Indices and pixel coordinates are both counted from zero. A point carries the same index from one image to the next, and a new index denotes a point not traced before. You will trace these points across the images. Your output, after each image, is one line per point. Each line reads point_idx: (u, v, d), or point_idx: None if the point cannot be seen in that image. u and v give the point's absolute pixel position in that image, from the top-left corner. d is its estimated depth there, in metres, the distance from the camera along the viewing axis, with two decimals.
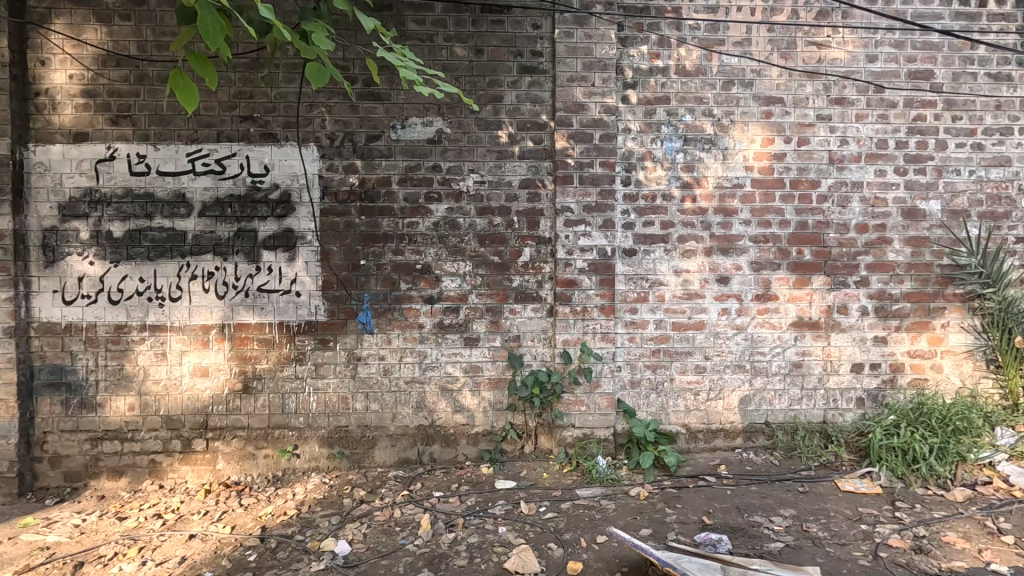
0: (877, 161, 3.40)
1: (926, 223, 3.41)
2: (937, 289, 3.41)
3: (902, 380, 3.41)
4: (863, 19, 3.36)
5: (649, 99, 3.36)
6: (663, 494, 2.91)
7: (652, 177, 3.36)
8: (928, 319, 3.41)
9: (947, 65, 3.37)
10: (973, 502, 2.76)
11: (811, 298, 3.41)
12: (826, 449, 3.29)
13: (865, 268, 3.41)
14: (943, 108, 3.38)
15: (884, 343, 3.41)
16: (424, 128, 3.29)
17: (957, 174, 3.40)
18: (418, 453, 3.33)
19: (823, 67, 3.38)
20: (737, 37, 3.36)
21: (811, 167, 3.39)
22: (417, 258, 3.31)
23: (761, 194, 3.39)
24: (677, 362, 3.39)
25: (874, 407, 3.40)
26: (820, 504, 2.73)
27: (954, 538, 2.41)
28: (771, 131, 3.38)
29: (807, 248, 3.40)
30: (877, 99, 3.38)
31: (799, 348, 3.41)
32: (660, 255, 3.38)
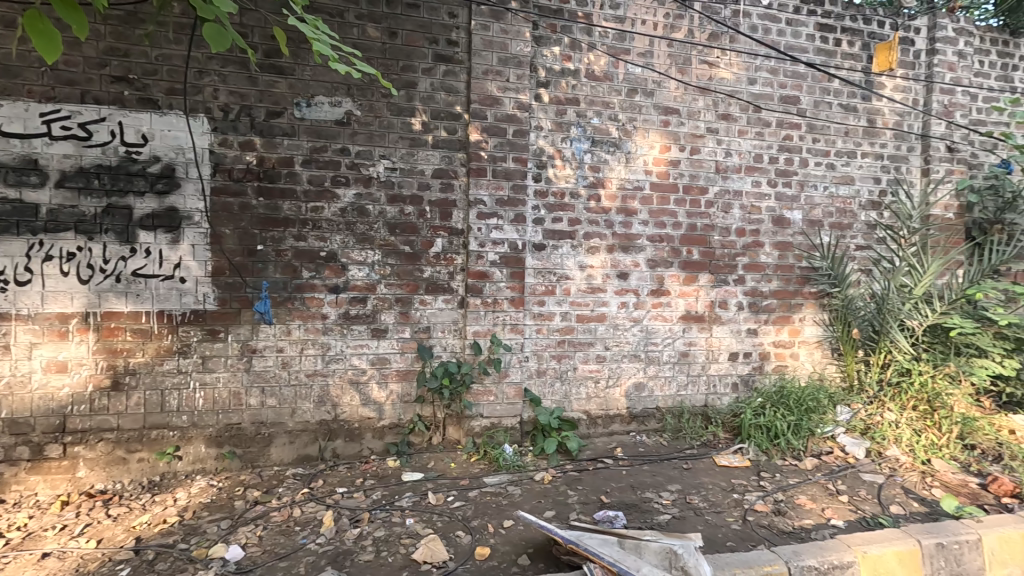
0: (754, 173, 3.82)
1: (790, 230, 3.91)
2: (797, 288, 3.94)
3: (768, 366, 3.89)
4: (746, 44, 3.75)
5: (560, 99, 3.48)
6: (565, 477, 3.07)
7: (562, 175, 3.50)
8: (790, 314, 3.93)
9: (810, 93, 3.89)
10: (819, 469, 3.22)
11: (698, 294, 3.77)
12: (706, 429, 3.66)
13: (742, 268, 3.83)
14: (806, 130, 3.90)
15: (755, 334, 3.87)
16: (332, 108, 3.12)
17: (815, 188, 3.94)
18: (319, 449, 3.19)
19: (713, 84, 3.73)
20: (641, 49, 3.59)
21: (700, 175, 3.73)
22: (322, 245, 3.15)
23: (658, 197, 3.67)
24: (581, 352, 3.57)
25: (746, 391, 3.85)
26: (700, 479, 3.04)
27: (804, 500, 2.79)
28: (668, 139, 3.67)
29: (695, 248, 3.75)
30: (756, 118, 3.81)
31: (686, 339, 3.75)
32: (567, 250, 3.53)
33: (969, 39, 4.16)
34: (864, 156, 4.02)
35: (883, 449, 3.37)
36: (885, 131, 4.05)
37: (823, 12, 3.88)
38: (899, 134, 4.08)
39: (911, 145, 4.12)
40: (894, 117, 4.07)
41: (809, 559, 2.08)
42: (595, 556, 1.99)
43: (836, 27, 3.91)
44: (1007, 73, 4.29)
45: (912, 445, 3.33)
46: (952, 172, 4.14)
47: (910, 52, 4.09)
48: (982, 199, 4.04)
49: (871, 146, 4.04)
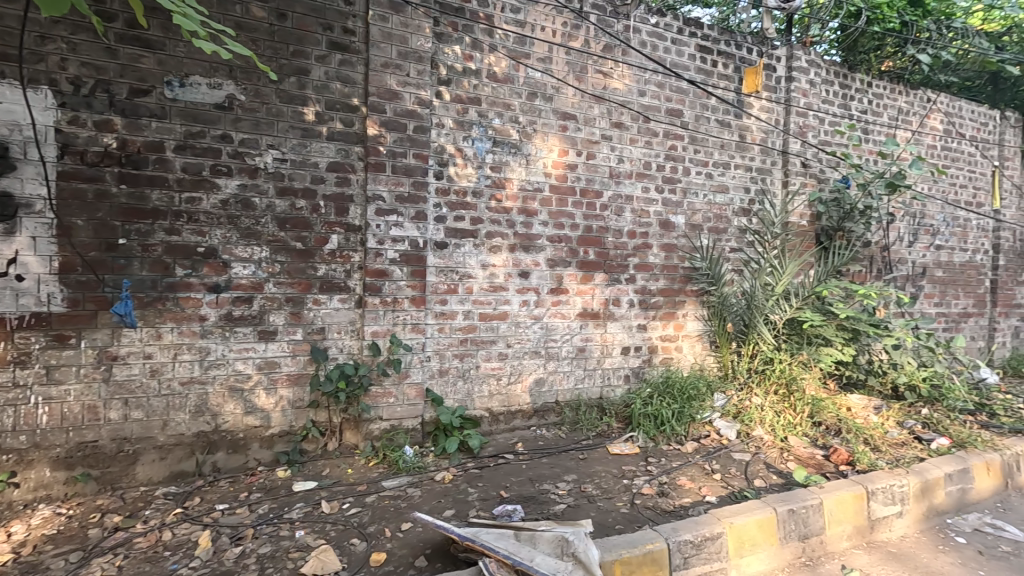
0: (643, 180, 4.10)
1: (674, 233, 4.24)
2: (681, 286, 4.29)
3: (656, 358, 4.20)
4: (636, 58, 4.02)
5: (462, 98, 3.48)
6: (466, 475, 3.08)
7: (463, 174, 3.50)
8: (675, 310, 4.27)
9: (691, 108, 4.25)
10: (698, 451, 3.52)
11: (593, 292, 3.96)
12: (601, 420, 3.86)
13: (633, 268, 4.09)
14: (688, 142, 4.25)
15: (645, 329, 4.16)
16: (210, 90, 2.86)
17: (696, 196, 4.32)
18: (197, 464, 2.91)
19: (607, 94, 3.94)
20: (541, 54, 3.70)
21: (595, 179, 3.93)
22: (199, 239, 2.86)
23: (557, 199, 3.80)
24: (482, 350, 3.60)
25: (636, 382, 4.13)
26: (593, 467, 3.21)
27: (684, 480, 3.03)
28: (566, 144, 3.82)
29: (592, 248, 3.94)
30: (645, 128, 4.08)
31: (582, 335, 3.93)
32: (469, 249, 3.54)
33: (818, 70, 4.80)
34: (736, 167, 4.48)
35: (749, 430, 3.72)
36: (753, 146, 4.54)
37: (703, 34, 4.27)
38: (765, 149, 4.60)
39: (774, 159, 4.65)
40: (761, 134, 4.57)
41: (685, 534, 2.27)
42: (490, 550, 2.02)
43: (713, 49, 4.32)
44: (846, 101, 5.00)
45: (772, 425, 3.70)
46: (805, 185, 4.76)
47: (773, 77, 4.62)
48: (828, 209, 4.70)
49: (742, 159, 4.50)
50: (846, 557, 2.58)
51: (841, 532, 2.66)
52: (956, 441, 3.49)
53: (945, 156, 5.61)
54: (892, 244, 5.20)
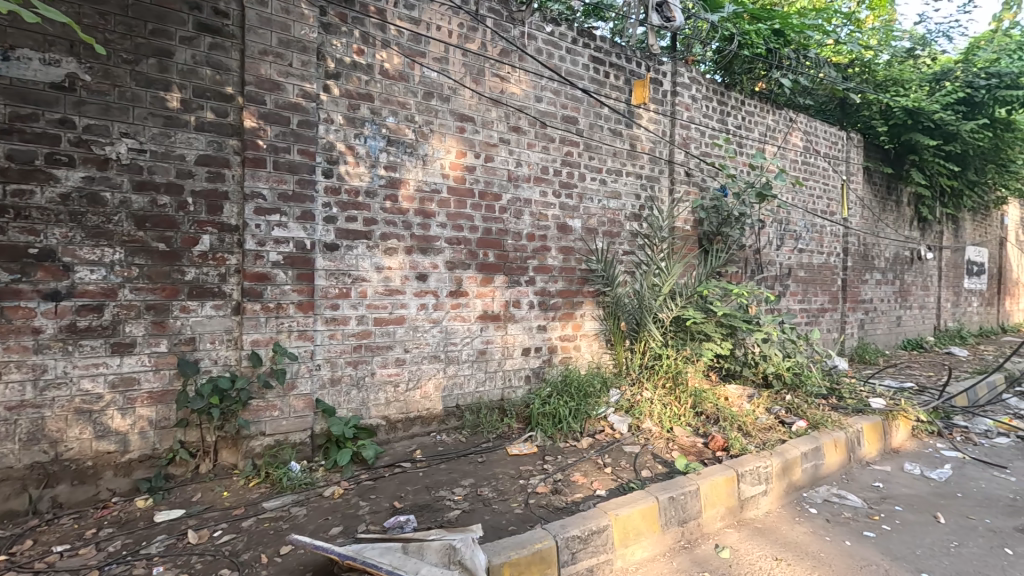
0: (541, 184, 4.19)
1: (572, 236, 4.38)
2: (578, 287, 4.44)
3: (555, 358, 4.31)
4: (533, 65, 4.10)
5: (352, 94, 3.33)
6: (358, 488, 2.94)
7: (354, 173, 3.34)
8: (573, 310, 4.41)
9: (586, 116, 4.42)
10: (593, 446, 3.66)
11: (493, 294, 3.97)
12: (502, 422, 3.88)
13: (532, 270, 4.17)
14: (583, 149, 4.41)
15: (545, 329, 4.25)
16: (45, 67, 2.48)
17: (591, 201, 4.49)
18: (31, 501, 2.50)
19: (505, 98, 3.98)
20: (436, 54, 3.65)
21: (494, 182, 3.95)
22: (31, 239, 2.47)
23: (455, 201, 3.76)
24: (378, 356, 3.47)
25: (537, 382, 4.21)
26: (491, 470, 3.21)
27: (577, 476, 3.12)
28: (464, 146, 3.79)
29: (491, 251, 3.95)
30: (542, 133, 4.18)
31: (483, 337, 3.92)
32: (362, 251, 3.39)
33: (698, 87, 5.22)
34: (628, 174, 4.73)
35: (640, 423, 3.93)
36: (642, 155, 4.82)
37: (595, 46, 4.47)
38: (653, 158, 4.90)
39: (662, 168, 4.97)
40: (650, 144, 4.87)
41: (573, 530, 2.33)
42: (373, 567, 1.92)
43: (606, 61, 4.53)
44: (724, 117, 5.49)
45: (660, 417, 3.93)
46: (689, 193, 5.15)
47: (660, 90, 4.94)
48: (708, 215, 5.12)
49: (633, 167, 4.76)
50: (719, 536, 2.80)
51: (715, 514, 2.88)
52: (811, 423, 3.94)
53: (803, 169, 6.35)
54: (763, 247, 5.77)
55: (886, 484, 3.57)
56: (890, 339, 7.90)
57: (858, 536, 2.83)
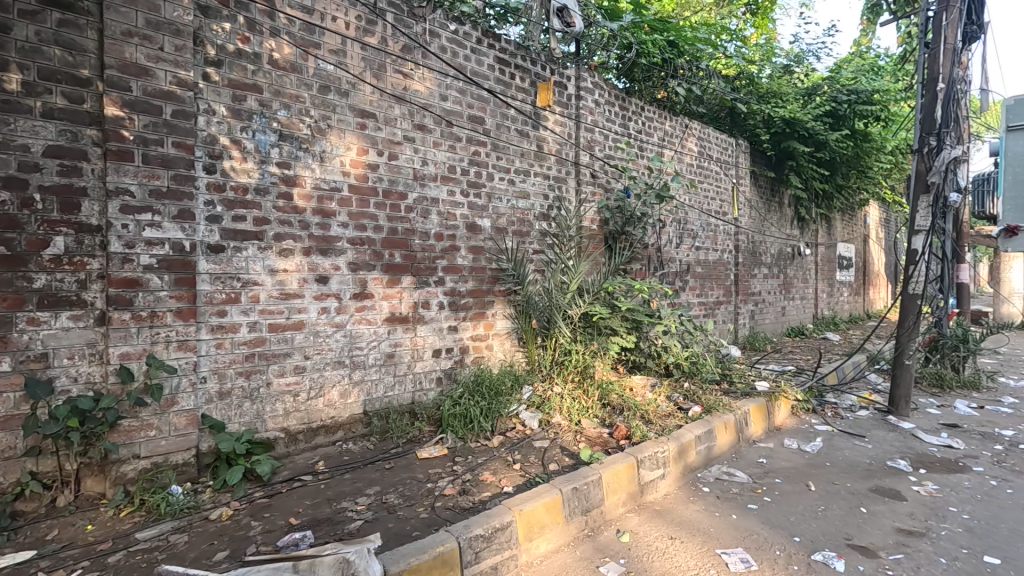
0: (448, 183, 4.14)
1: (481, 235, 4.38)
2: (489, 287, 4.45)
3: (467, 358, 4.28)
4: (437, 63, 4.05)
5: (237, 84, 3.10)
6: (251, 507, 2.74)
7: (241, 169, 3.11)
8: (484, 310, 4.41)
9: (492, 116, 4.44)
10: (503, 444, 3.68)
11: (401, 296, 3.87)
12: (412, 425, 3.79)
13: (441, 270, 4.11)
14: (490, 149, 4.43)
15: (456, 330, 4.22)
16: None
17: (500, 200, 4.52)
18: None
19: (408, 95, 3.89)
20: (332, 46, 3.49)
21: (399, 181, 3.84)
22: None
23: (357, 200, 3.62)
24: (274, 365, 3.25)
25: (449, 383, 4.16)
26: (399, 476, 3.12)
27: (486, 475, 3.13)
28: (365, 143, 3.66)
29: (397, 251, 3.84)
30: (448, 132, 4.14)
31: (391, 340, 3.81)
32: (252, 253, 3.16)
33: (601, 92, 5.45)
34: (536, 175, 4.82)
35: (549, 417, 4.02)
36: (550, 156, 4.94)
37: (500, 47, 4.51)
38: (560, 160, 5.04)
39: (569, 169, 5.12)
40: (556, 145, 5.00)
41: (476, 529, 2.33)
42: None
43: (511, 62, 4.59)
44: (625, 122, 5.77)
45: (569, 411, 4.04)
46: (594, 194, 5.36)
47: (565, 94, 5.09)
48: (613, 215, 5.35)
49: (540, 167, 4.85)
50: (621, 521, 2.92)
51: (617, 500, 3.01)
52: (706, 408, 4.24)
53: (698, 172, 6.83)
54: (664, 246, 6.14)
55: (769, 459, 3.92)
56: (776, 327, 8.73)
57: (743, 509, 3.08)
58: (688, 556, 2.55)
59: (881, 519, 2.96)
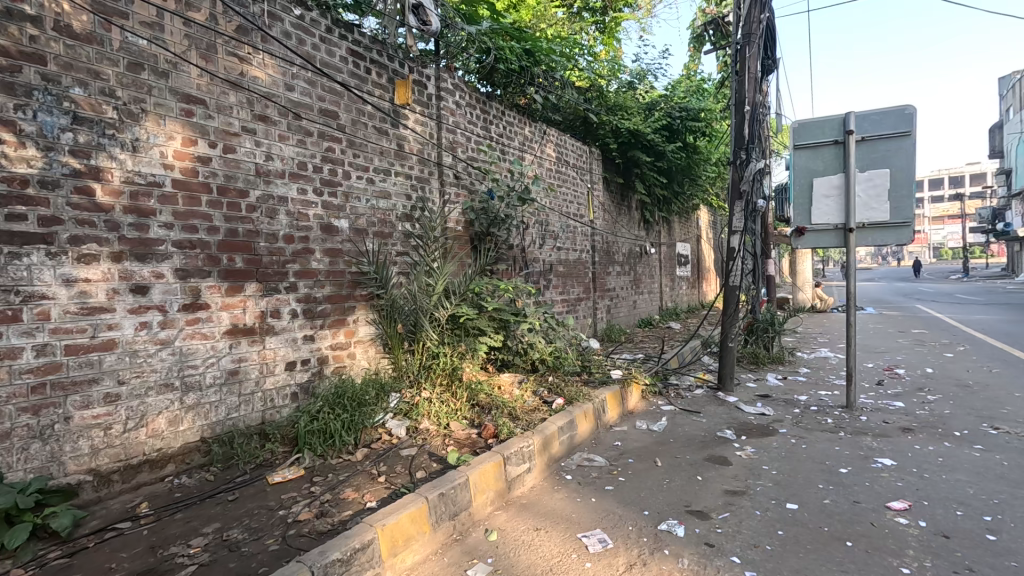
0: (298, 180, 3.81)
1: (338, 237, 4.10)
2: (350, 291, 4.19)
3: (327, 369, 3.99)
4: (280, 49, 3.71)
5: (8, 51, 2.51)
6: (41, 573, 2.23)
7: (18, 157, 2.54)
8: (345, 317, 4.14)
9: (347, 111, 4.19)
10: (368, 457, 3.49)
11: (245, 305, 3.45)
12: (263, 448, 3.41)
13: (293, 275, 3.76)
14: (346, 145, 4.17)
15: (313, 340, 3.89)
16: None
17: (359, 200, 4.28)
18: None
19: (245, 82, 3.50)
20: (145, 18, 3.00)
21: (238, 176, 3.43)
22: None
23: (184, 197, 3.15)
24: (76, 394, 2.69)
25: (306, 398, 3.82)
26: (246, 507, 2.78)
27: (348, 492, 2.93)
28: (192, 132, 3.20)
29: (238, 255, 3.42)
30: (296, 125, 3.81)
31: (234, 355, 3.38)
32: (38, 260, 2.59)
33: (462, 94, 5.48)
34: (398, 174, 4.66)
35: (417, 423, 3.92)
36: (411, 155, 4.82)
37: (354, 39, 4.28)
38: (422, 159, 4.94)
39: (432, 170, 5.05)
40: (417, 145, 4.89)
41: (333, 554, 2.17)
42: None
43: (366, 56, 4.39)
44: (486, 125, 5.87)
45: (437, 415, 3.98)
46: (458, 195, 5.37)
47: (425, 93, 5.01)
48: (477, 217, 5.40)
49: (401, 167, 4.71)
50: (489, 520, 2.95)
51: (485, 500, 3.03)
52: (568, 399, 4.47)
53: (557, 176, 7.22)
54: (528, 246, 6.37)
55: (623, 441, 4.26)
56: (629, 319, 9.60)
57: (601, 492, 3.29)
58: (552, 545, 2.65)
59: (713, 484, 3.37)
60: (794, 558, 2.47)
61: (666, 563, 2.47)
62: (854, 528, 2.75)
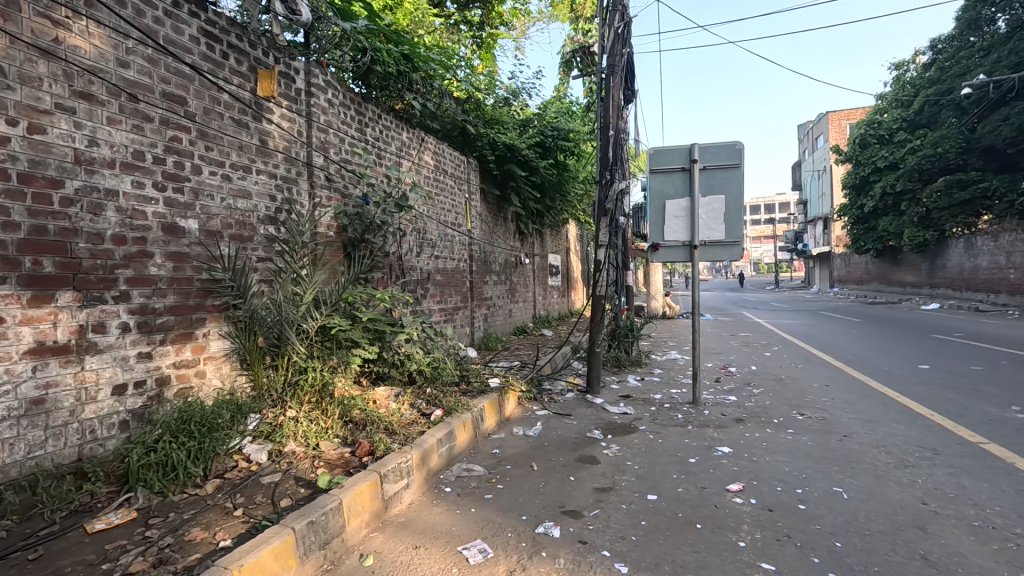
0: (132, 172, 3.27)
1: (185, 239, 3.59)
2: (198, 301, 3.67)
3: (168, 392, 3.44)
4: (110, 18, 3.16)
5: None
6: None
7: None
8: (191, 330, 3.62)
9: (198, 97, 3.71)
10: (220, 489, 3.08)
11: (56, 318, 2.85)
12: (79, 490, 2.83)
13: (124, 283, 3.20)
14: (197, 136, 3.69)
15: (149, 358, 3.34)
16: None
17: (211, 198, 3.80)
18: None
19: (62, 51, 2.92)
20: None
21: (48, 163, 2.85)
22: None
23: None
24: None
25: (139, 427, 3.26)
26: (53, 566, 2.27)
27: (195, 533, 2.55)
28: None
29: (48, 258, 2.83)
30: (131, 108, 3.27)
31: (39, 380, 2.77)
32: None
33: (335, 92, 5.20)
34: (260, 173, 4.24)
35: (281, 446, 3.57)
36: (276, 153, 4.42)
37: (207, 18, 3.82)
38: (288, 158, 4.56)
39: (300, 170, 4.69)
40: (284, 142, 4.51)
41: None
42: None
43: (222, 39, 3.93)
44: (361, 128, 5.63)
45: (304, 435, 3.66)
46: (330, 199, 5.04)
47: (292, 87, 4.64)
48: (351, 222, 5.13)
49: (265, 165, 4.30)
50: (365, 543, 2.77)
51: (360, 523, 2.85)
52: (446, 410, 4.42)
53: (435, 184, 7.17)
54: (405, 254, 6.21)
55: (501, 448, 4.32)
56: (505, 327, 9.84)
57: (480, 501, 3.29)
58: (433, 561, 2.58)
59: (584, 482, 3.57)
60: (655, 546, 2.71)
61: (544, 565, 2.55)
62: (702, 511, 3.10)
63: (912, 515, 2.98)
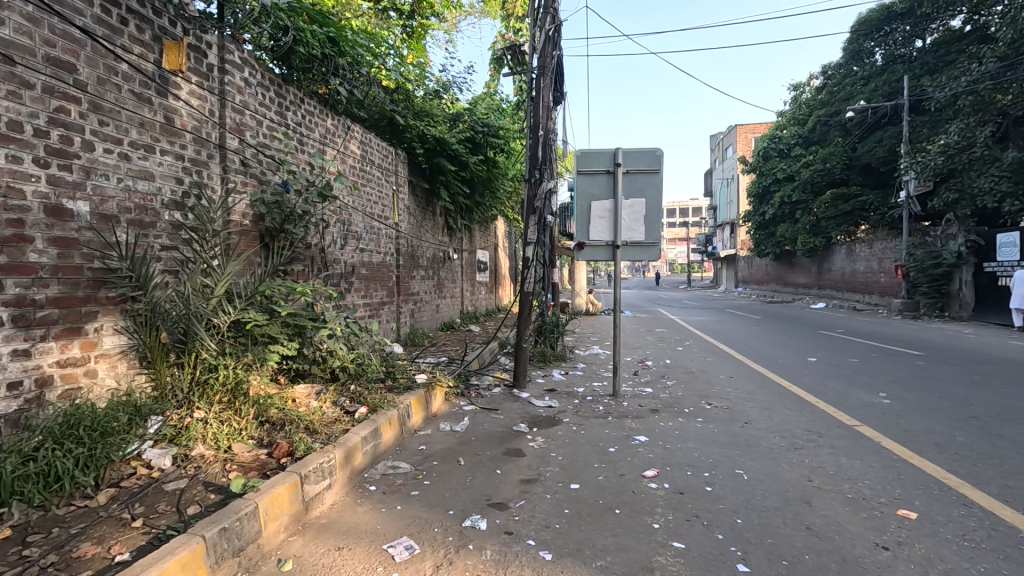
0: (7, 145, 2.88)
1: (72, 224, 3.22)
2: (89, 293, 3.31)
3: (50, 395, 3.07)
4: None
5: None
6: None
7: None
8: (80, 325, 3.26)
9: (91, 66, 3.32)
10: (115, 499, 2.80)
11: None
12: None
13: None
14: (88, 108, 3.31)
15: (27, 356, 2.97)
16: None
17: (105, 178, 3.43)
18: None
19: None
20: None
21: None
22: None
23: None
24: None
25: (13, 434, 2.88)
26: None
27: (85, 548, 2.31)
28: None
29: None
30: (6, 71, 2.87)
31: None
32: None
33: (252, 71, 4.87)
34: (164, 153, 3.88)
35: (188, 451, 3.30)
36: (184, 132, 4.06)
37: None
38: (198, 139, 4.21)
39: (211, 152, 4.35)
40: (192, 122, 4.15)
41: None
42: None
43: (120, 3, 3.55)
44: (282, 111, 5.32)
45: (215, 438, 3.41)
46: (245, 185, 4.72)
47: (203, 62, 4.29)
48: (269, 211, 4.84)
49: (170, 145, 3.94)
50: (283, 548, 2.64)
51: (278, 527, 2.72)
52: (371, 407, 4.30)
53: (362, 175, 6.93)
54: (327, 247, 5.95)
55: (427, 444, 4.29)
56: (432, 323, 9.73)
57: (407, 498, 3.26)
58: (357, 562, 2.52)
59: (510, 475, 3.64)
60: (577, 532, 2.83)
61: (471, 557, 2.58)
62: (621, 497, 3.28)
63: (799, 491, 3.34)
